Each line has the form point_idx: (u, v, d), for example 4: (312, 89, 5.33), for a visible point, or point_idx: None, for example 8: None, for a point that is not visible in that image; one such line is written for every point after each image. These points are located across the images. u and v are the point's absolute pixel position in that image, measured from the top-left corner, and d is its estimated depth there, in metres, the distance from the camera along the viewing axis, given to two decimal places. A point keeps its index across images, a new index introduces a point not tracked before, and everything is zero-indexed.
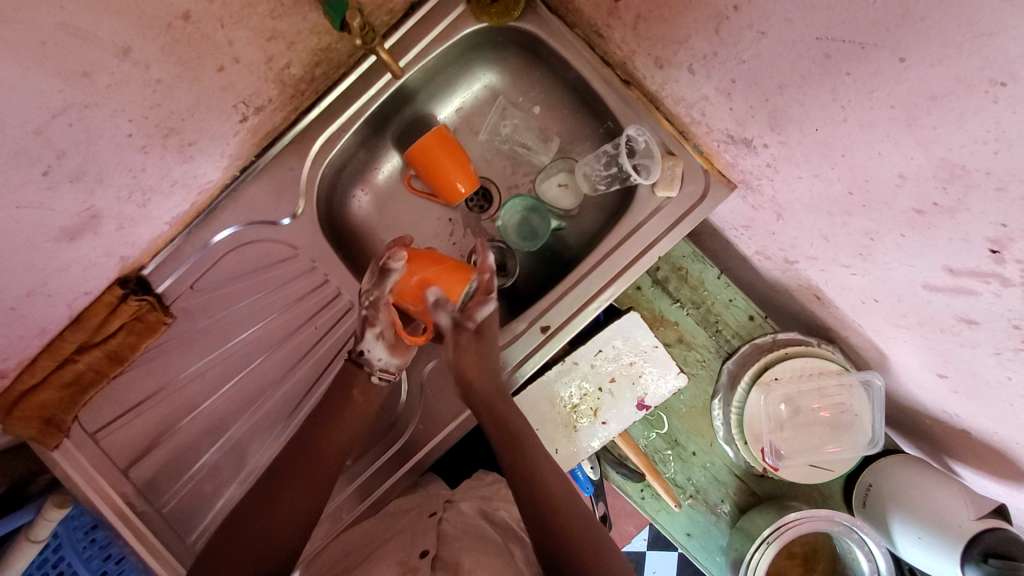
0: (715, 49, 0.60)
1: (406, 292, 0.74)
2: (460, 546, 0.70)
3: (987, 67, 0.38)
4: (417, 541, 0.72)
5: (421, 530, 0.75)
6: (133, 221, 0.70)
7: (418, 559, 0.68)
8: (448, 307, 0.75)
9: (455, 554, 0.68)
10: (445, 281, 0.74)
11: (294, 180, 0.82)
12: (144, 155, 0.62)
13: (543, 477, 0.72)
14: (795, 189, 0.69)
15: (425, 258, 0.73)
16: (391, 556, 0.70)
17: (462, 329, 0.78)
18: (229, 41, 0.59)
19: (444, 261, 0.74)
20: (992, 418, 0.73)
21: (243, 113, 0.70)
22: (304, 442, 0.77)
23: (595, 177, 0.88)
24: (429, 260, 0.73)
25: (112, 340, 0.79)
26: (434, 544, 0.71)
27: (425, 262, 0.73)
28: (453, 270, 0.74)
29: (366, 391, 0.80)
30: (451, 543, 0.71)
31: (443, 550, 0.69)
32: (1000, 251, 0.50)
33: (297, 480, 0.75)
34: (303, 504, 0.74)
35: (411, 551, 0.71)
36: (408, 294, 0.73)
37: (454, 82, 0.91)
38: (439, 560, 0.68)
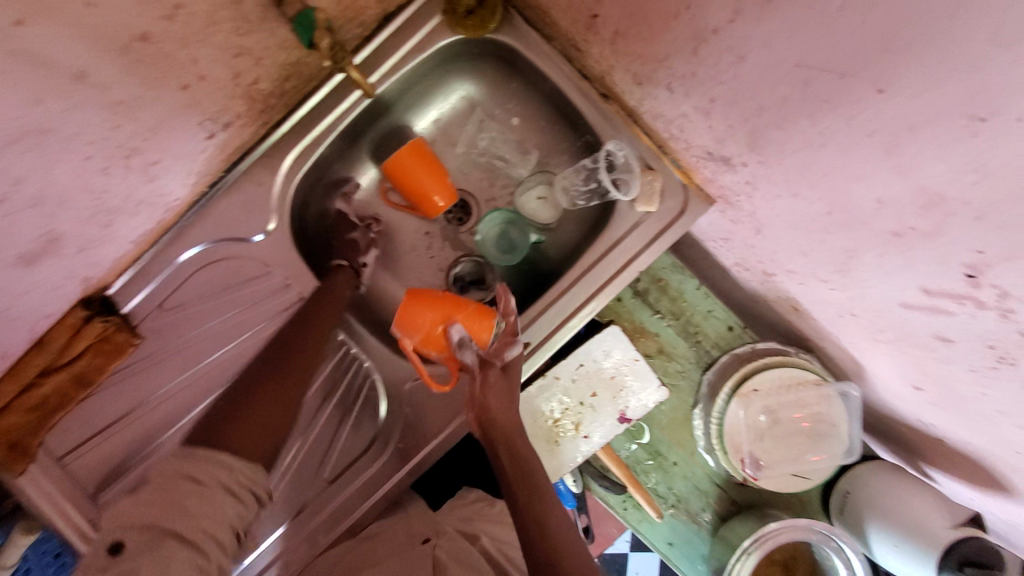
0: (693, 69, 0.59)
1: (428, 339, 0.72)
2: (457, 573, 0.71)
3: (968, 102, 0.38)
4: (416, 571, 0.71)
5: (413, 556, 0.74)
6: (96, 243, 0.67)
7: None
8: (474, 348, 0.73)
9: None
10: (471, 323, 0.72)
11: (266, 195, 0.80)
12: (105, 177, 0.59)
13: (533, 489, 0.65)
14: (773, 206, 0.69)
15: (449, 301, 0.73)
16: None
17: (489, 369, 0.74)
18: (193, 59, 0.57)
19: (468, 303, 0.73)
20: (966, 429, 0.74)
21: (210, 130, 0.67)
22: (284, 359, 0.75)
23: (574, 193, 0.87)
24: (453, 303, 0.72)
25: (77, 362, 0.75)
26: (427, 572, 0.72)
27: (450, 306, 0.73)
28: (478, 312, 0.73)
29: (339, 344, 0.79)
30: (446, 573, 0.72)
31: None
32: (976, 276, 0.50)
33: (276, 386, 0.71)
34: (279, 407, 0.69)
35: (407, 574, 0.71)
36: (432, 339, 0.72)
37: (431, 94, 0.89)
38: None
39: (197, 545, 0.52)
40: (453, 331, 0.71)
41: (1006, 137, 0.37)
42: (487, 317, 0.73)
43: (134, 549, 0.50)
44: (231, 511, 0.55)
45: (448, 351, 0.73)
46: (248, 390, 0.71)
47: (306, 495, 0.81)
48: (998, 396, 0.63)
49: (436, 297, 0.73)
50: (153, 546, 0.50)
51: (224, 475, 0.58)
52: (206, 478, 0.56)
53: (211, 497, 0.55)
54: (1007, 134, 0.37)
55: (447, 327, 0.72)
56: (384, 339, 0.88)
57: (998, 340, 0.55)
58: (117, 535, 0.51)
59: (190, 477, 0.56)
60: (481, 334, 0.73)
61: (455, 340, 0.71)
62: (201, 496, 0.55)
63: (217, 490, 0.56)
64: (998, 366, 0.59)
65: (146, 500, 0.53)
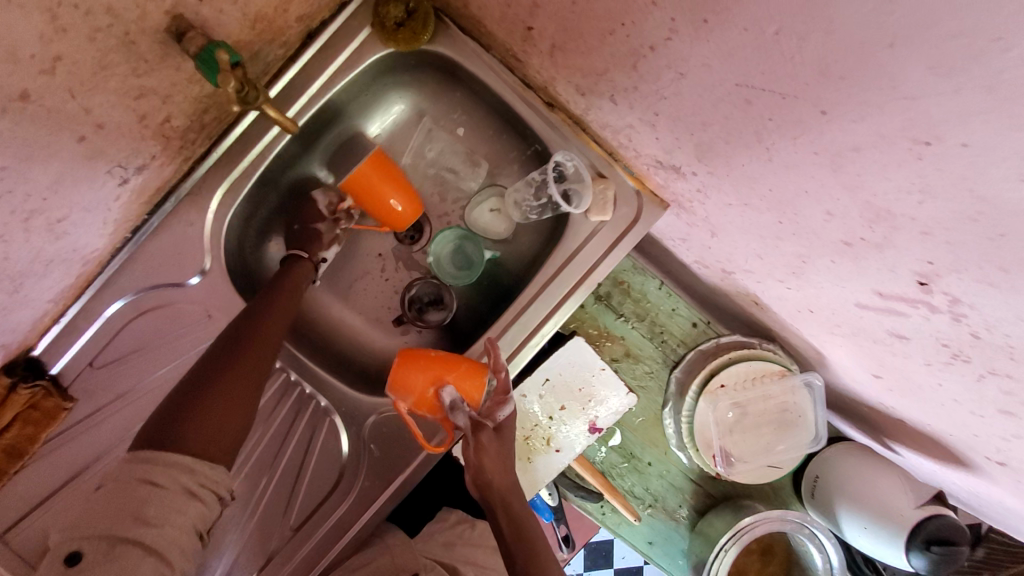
0: (635, 83, 0.57)
1: (423, 401, 0.71)
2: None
3: (911, 128, 0.36)
4: None
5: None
6: (6, 310, 0.61)
7: None
8: (466, 410, 0.72)
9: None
10: (464, 385, 0.71)
11: (197, 235, 0.74)
12: (4, 245, 0.54)
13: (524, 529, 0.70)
14: (727, 213, 0.68)
15: (441, 362, 0.71)
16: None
17: (481, 429, 0.74)
18: (87, 108, 0.51)
19: (461, 363, 0.72)
20: (924, 413, 0.76)
21: (122, 176, 0.62)
22: (237, 353, 0.66)
23: (526, 207, 0.84)
24: (446, 364, 0.71)
25: (4, 435, 0.69)
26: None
27: (443, 367, 0.71)
28: (471, 372, 0.72)
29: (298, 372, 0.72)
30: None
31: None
32: (927, 283, 0.50)
33: (233, 378, 0.63)
34: (237, 411, 0.61)
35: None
36: (424, 402, 0.71)
37: (367, 110, 0.84)
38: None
39: (160, 546, 0.50)
40: (446, 393, 0.70)
41: (951, 161, 0.36)
42: (480, 378, 0.72)
43: (91, 563, 0.48)
44: (190, 516, 0.52)
45: (440, 412, 0.72)
46: (200, 386, 0.61)
47: (272, 542, 0.78)
48: (953, 386, 0.64)
49: (428, 357, 0.72)
50: (114, 550, 0.48)
51: (184, 476, 0.53)
52: (165, 481, 0.52)
53: (174, 501, 0.52)
54: (952, 159, 0.36)
55: (440, 389, 0.71)
56: (342, 372, 0.85)
57: (950, 340, 0.55)
58: (77, 544, 0.49)
59: (147, 482, 0.52)
60: (473, 394, 0.72)
61: (447, 403, 0.70)
62: (165, 502, 0.51)
63: (179, 492, 0.53)
64: (952, 362, 0.59)
65: (104, 506, 0.50)
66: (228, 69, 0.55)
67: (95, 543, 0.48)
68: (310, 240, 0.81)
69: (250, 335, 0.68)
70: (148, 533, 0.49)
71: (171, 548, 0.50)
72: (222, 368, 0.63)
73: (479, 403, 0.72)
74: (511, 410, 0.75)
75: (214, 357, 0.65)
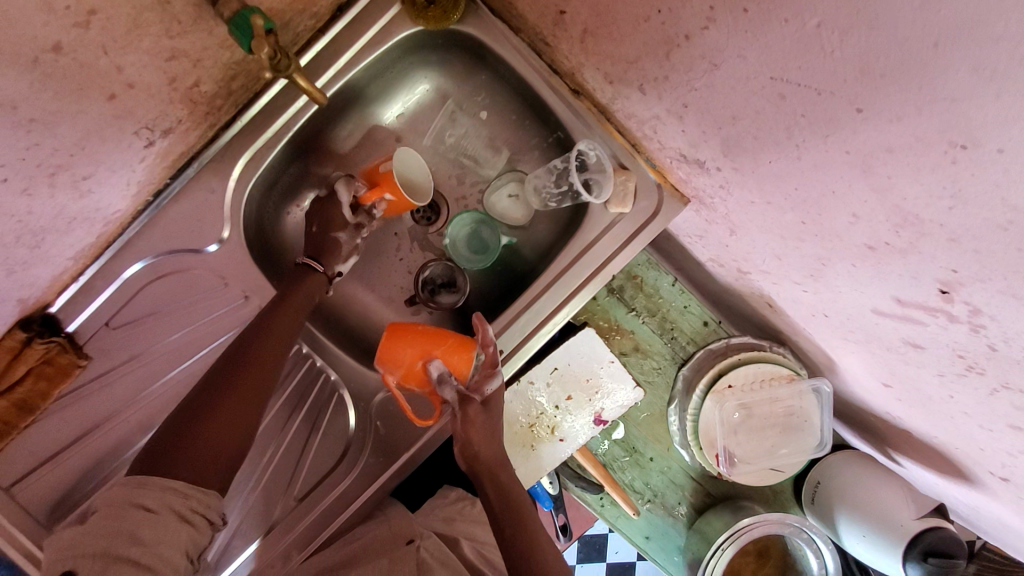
0: (666, 73, 0.56)
1: (410, 375, 0.73)
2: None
3: (948, 130, 0.36)
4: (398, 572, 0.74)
5: (401, 558, 0.77)
6: (27, 264, 0.62)
7: None
8: (453, 382, 0.74)
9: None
10: (450, 359, 0.73)
11: (217, 203, 0.75)
12: (29, 198, 0.54)
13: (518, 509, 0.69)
14: (748, 211, 0.67)
15: (427, 336, 0.73)
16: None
17: (469, 403, 0.74)
18: (118, 66, 0.52)
19: (446, 337, 0.73)
20: (933, 425, 0.75)
21: (148, 139, 0.62)
22: (239, 371, 0.65)
23: (545, 195, 0.84)
24: (432, 339, 0.73)
25: (17, 389, 0.70)
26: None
27: (429, 341, 0.73)
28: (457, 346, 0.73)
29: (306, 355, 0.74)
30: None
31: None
32: (949, 292, 0.49)
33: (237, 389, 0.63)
34: (235, 431, 0.61)
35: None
36: (412, 375, 0.73)
37: (393, 88, 0.84)
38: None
39: (153, 566, 0.48)
40: (432, 367, 0.72)
41: (986, 166, 0.35)
42: (466, 351, 0.73)
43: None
44: (184, 540, 0.51)
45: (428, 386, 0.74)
46: (199, 408, 0.61)
47: (274, 513, 0.79)
48: (965, 399, 0.63)
49: (416, 332, 0.74)
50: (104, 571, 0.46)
51: (177, 500, 0.53)
52: (157, 505, 0.51)
53: (167, 525, 0.51)
54: (987, 164, 0.35)
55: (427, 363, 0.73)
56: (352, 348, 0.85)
57: (967, 351, 0.55)
58: (68, 563, 0.47)
59: (140, 505, 0.51)
60: (460, 367, 0.74)
61: (434, 377, 0.72)
62: (157, 525, 0.50)
63: (170, 515, 0.51)
64: (967, 375, 0.59)
65: (96, 530, 0.49)
66: (262, 35, 0.54)
67: (87, 564, 0.47)
68: (326, 252, 0.80)
69: (253, 351, 0.67)
70: (139, 550, 0.48)
71: (164, 569, 0.49)
72: (222, 388, 0.63)
73: (466, 376, 0.74)
74: (499, 383, 0.76)
75: (217, 372, 0.65)
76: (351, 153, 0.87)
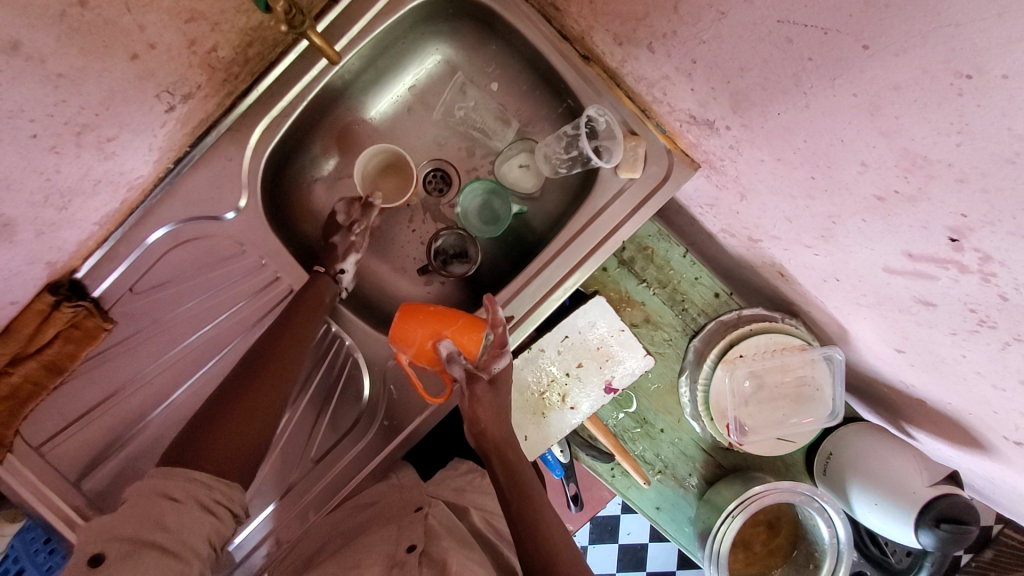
0: (674, 28, 0.57)
1: (421, 354, 0.76)
2: (449, 545, 0.70)
3: (953, 59, 0.36)
4: (404, 536, 0.73)
5: (409, 522, 0.75)
6: (55, 226, 0.65)
7: (405, 554, 0.69)
8: (462, 362, 0.75)
9: (444, 553, 0.68)
10: (459, 338, 0.75)
11: (235, 171, 0.77)
12: (57, 156, 0.57)
13: (528, 488, 0.71)
14: (758, 171, 0.67)
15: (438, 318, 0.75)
16: (379, 549, 0.70)
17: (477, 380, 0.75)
18: (140, 25, 0.54)
19: (456, 318, 0.75)
20: (947, 390, 0.75)
21: (169, 103, 0.64)
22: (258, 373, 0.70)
23: (556, 160, 0.85)
24: (441, 320, 0.75)
25: (47, 350, 0.74)
26: (422, 539, 0.72)
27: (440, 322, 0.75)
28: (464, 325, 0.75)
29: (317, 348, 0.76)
30: (438, 542, 0.71)
31: (430, 547, 0.70)
32: (959, 240, 0.49)
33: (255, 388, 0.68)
34: (255, 427, 0.65)
35: (398, 545, 0.71)
36: (422, 353, 0.75)
37: (404, 59, 0.86)
38: (427, 557, 0.69)
39: (177, 552, 0.50)
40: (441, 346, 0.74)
41: (990, 94, 0.35)
42: (474, 331, 0.75)
43: (115, 561, 0.48)
44: (205, 534, 0.53)
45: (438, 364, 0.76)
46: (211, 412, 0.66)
47: (291, 475, 0.81)
48: (978, 358, 0.62)
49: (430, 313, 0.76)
50: (132, 555, 0.48)
51: (201, 492, 0.56)
52: (182, 495, 0.54)
53: (191, 515, 0.53)
54: (991, 90, 0.35)
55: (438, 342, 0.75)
56: (366, 316, 0.87)
57: (979, 304, 0.54)
58: (98, 547, 0.49)
59: (168, 496, 0.54)
60: (469, 347, 0.75)
61: (444, 356, 0.74)
62: (181, 514, 0.53)
63: (194, 506, 0.54)
64: (979, 330, 0.58)
65: (122, 517, 0.51)
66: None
67: (113, 545, 0.49)
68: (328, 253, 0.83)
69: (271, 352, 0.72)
70: (162, 536, 0.50)
71: (189, 557, 0.51)
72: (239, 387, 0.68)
73: (473, 356, 0.74)
74: (507, 363, 0.75)
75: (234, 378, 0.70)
76: (364, 124, 0.88)
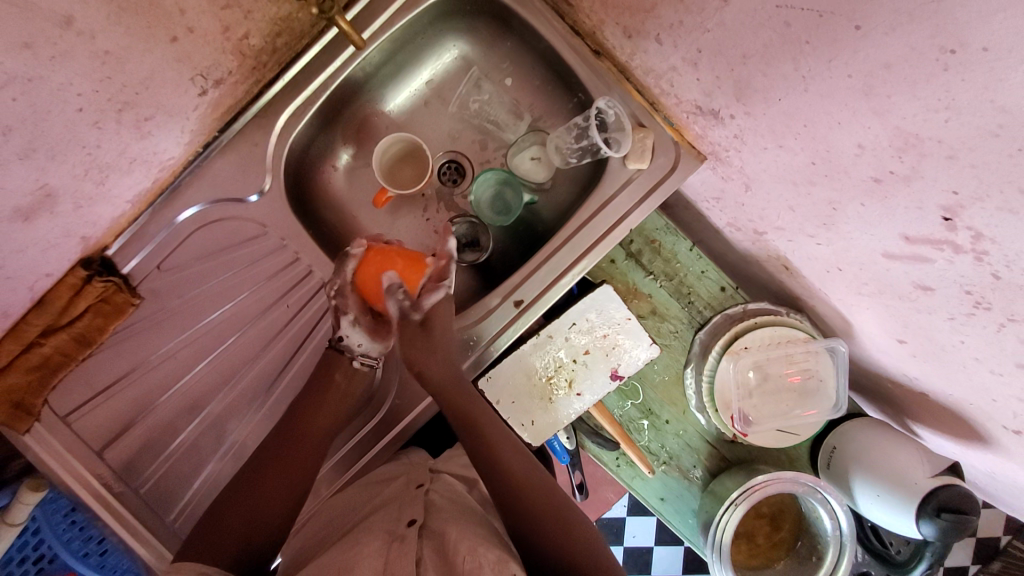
0: (681, 18, 0.62)
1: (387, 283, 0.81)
2: (448, 517, 0.68)
3: (938, 35, 0.40)
4: (405, 512, 0.71)
5: (411, 499, 0.74)
6: (92, 200, 0.70)
7: (405, 528, 0.67)
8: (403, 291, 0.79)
9: (443, 525, 0.66)
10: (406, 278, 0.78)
11: (260, 155, 0.81)
12: (98, 131, 0.64)
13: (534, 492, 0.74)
14: (762, 160, 0.70)
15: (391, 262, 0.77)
16: (378, 526, 0.68)
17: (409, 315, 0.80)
18: (181, 10, 0.61)
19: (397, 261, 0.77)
20: (948, 381, 0.75)
21: (202, 87, 0.72)
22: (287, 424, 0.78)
23: (566, 151, 0.87)
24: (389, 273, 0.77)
25: (77, 323, 0.78)
26: (423, 515, 0.70)
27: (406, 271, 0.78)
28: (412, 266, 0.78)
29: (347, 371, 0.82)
30: (438, 514, 0.70)
31: (431, 520, 0.68)
32: (952, 219, 0.51)
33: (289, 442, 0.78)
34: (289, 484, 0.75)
35: (398, 522, 0.69)
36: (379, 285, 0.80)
37: (423, 53, 0.90)
38: (427, 530, 0.67)
39: None
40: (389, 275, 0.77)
41: (974, 68, 0.40)
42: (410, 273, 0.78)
43: None
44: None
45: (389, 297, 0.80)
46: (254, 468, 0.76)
47: None
48: (976, 343, 0.64)
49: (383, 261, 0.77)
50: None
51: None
52: None
53: None
54: (975, 64, 0.39)
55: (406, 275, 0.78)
56: None
57: (975, 285, 0.56)
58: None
59: None
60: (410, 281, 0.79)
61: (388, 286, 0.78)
62: None
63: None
64: (976, 313, 0.59)
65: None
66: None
67: None
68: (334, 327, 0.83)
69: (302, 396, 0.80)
70: None
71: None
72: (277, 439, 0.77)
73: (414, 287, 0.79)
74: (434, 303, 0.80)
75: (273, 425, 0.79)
76: (384, 115, 0.92)
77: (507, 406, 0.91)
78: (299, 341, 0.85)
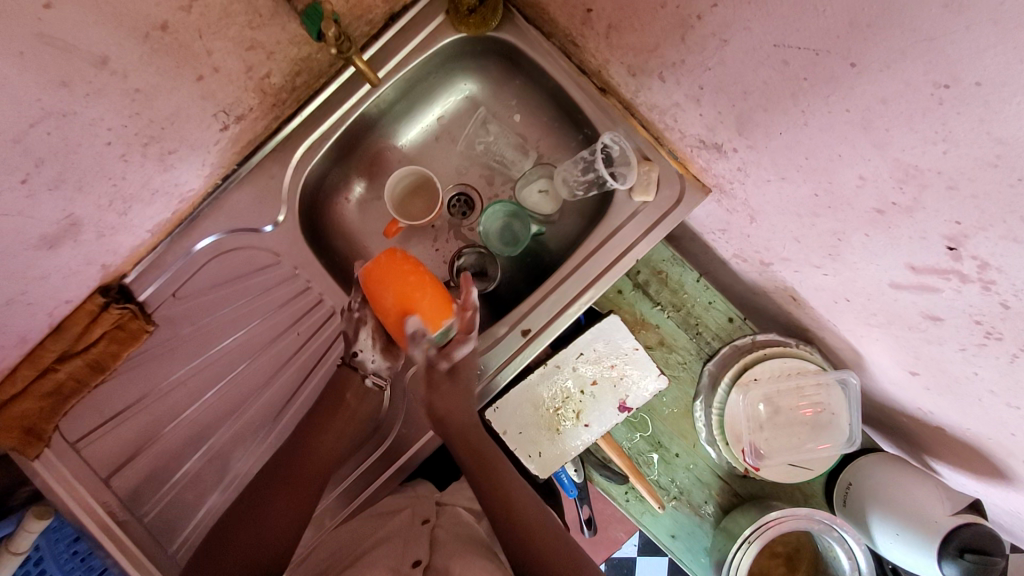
0: (683, 57, 0.65)
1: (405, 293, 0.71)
2: (452, 554, 0.68)
3: (931, 71, 0.42)
4: (410, 550, 0.70)
5: (415, 536, 0.73)
6: (114, 230, 0.73)
7: (410, 570, 0.66)
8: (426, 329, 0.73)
9: (448, 566, 0.65)
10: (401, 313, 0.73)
11: (276, 187, 0.84)
12: (124, 163, 0.67)
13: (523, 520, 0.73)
14: (765, 192, 0.71)
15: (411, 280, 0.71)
16: (383, 561, 0.67)
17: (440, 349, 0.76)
18: (208, 51, 0.64)
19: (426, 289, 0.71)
20: (963, 415, 0.73)
21: (224, 122, 0.75)
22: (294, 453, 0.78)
23: (574, 183, 0.90)
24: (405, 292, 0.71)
25: (92, 349, 0.79)
26: (427, 555, 0.69)
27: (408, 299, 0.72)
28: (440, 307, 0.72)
29: (359, 394, 0.82)
30: (443, 552, 0.69)
31: (436, 561, 0.67)
32: (957, 248, 0.51)
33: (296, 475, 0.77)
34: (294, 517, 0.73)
35: (402, 561, 0.68)
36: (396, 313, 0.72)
37: (435, 92, 0.93)
38: (431, 572, 0.66)
39: None
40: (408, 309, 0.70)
41: (968, 101, 0.41)
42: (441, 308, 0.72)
43: None
44: None
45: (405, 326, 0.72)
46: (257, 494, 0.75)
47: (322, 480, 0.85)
48: (990, 375, 0.62)
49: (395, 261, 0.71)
50: None
51: None
52: None
53: None
54: (968, 98, 0.41)
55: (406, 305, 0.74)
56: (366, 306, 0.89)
57: (984, 315, 0.55)
58: None
59: None
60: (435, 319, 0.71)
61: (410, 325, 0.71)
62: None
63: None
64: (987, 343, 0.58)
65: None
66: (329, 17, 0.66)
67: None
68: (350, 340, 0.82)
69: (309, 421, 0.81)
70: None
71: None
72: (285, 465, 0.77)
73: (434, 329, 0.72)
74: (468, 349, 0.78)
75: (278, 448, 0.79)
76: (396, 149, 0.95)
77: (513, 437, 0.90)
78: (307, 367, 0.86)
